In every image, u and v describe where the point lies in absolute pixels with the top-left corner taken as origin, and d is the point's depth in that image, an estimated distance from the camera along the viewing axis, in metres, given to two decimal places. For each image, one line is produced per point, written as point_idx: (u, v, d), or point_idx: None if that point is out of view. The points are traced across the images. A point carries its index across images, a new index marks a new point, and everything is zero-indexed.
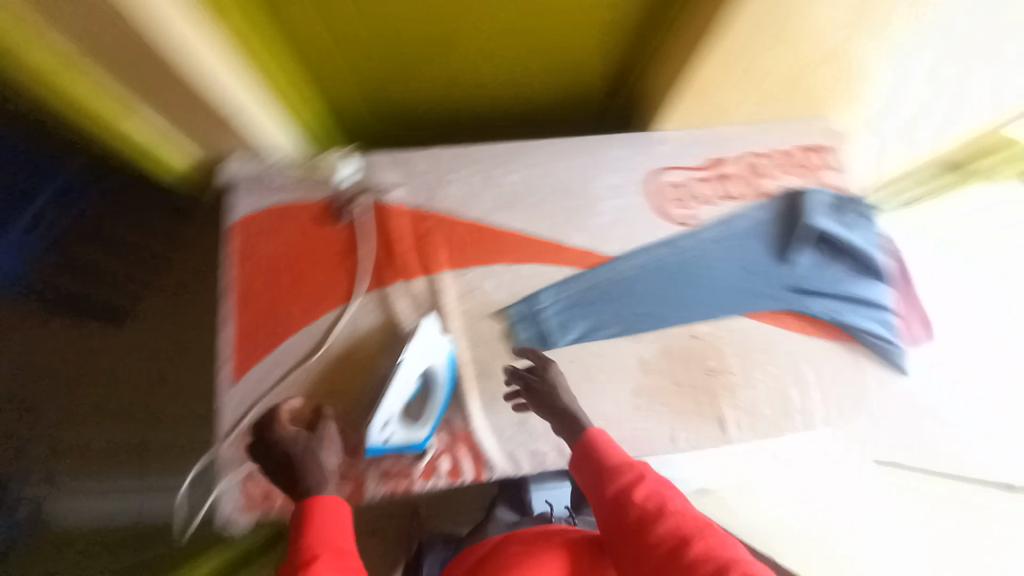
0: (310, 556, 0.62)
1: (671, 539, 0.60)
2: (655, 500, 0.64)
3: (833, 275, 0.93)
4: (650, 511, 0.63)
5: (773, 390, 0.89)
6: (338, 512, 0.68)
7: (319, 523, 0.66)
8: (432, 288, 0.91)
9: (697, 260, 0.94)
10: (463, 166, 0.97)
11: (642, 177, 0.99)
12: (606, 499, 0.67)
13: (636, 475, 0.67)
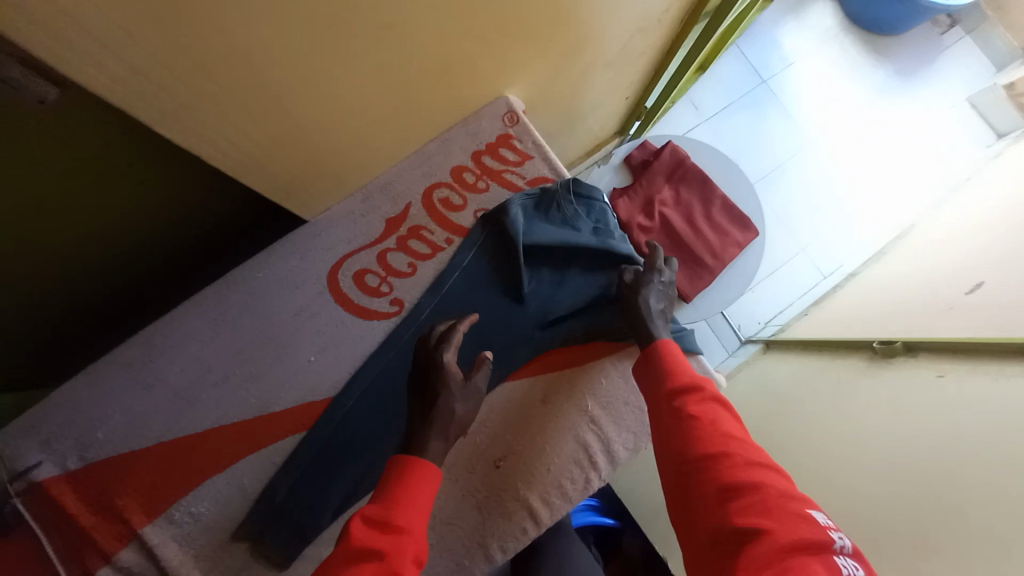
0: (400, 525, 0.53)
1: (729, 497, 0.54)
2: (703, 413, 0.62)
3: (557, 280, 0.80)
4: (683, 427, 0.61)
5: (544, 437, 0.77)
6: (430, 469, 0.59)
7: (410, 483, 0.57)
8: (144, 554, 0.73)
9: (401, 345, 0.77)
10: (104, 389, 0.76)
11: (321, 284, 0.78)
12: (678, 420, 0.62)
13: (703, 395, 0.64)
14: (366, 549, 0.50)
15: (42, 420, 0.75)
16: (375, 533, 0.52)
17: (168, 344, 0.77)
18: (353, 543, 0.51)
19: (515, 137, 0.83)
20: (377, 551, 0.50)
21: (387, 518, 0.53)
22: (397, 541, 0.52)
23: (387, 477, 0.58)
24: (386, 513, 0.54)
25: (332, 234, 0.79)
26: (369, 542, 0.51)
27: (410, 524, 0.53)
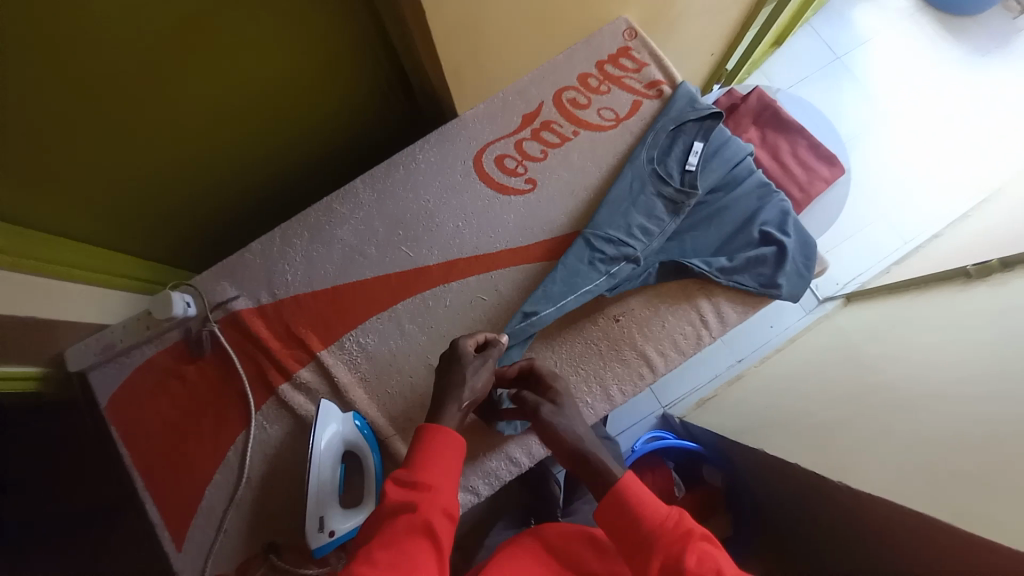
0: (428, 482, 0.63)
1: None
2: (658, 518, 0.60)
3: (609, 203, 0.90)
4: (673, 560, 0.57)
5: (652, 295, 0.88)
6: (451, 437, 0.68)
7: (434, 453, 0.66)
8: (320, 373, 0.88)
9: (538, 210, 0.93)
10: (292, 245, 0.93)
11: (472, 163, 0.95)
12: None
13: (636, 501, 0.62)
14: (398, 505, 0.61)
15: (241, 265, 0.92)
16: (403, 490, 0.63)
17: (348, 202, 0.94)
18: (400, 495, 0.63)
19: (634, 49, 0.97)
20: (407, 504, 0.61)
21: (414, 479, 0.63)
22: (425, 496, 0.62)
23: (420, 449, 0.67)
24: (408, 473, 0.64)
25: (478, 118, 0.96)
26: (401, 499, 0.62)
27: (432, 480, 0.63)
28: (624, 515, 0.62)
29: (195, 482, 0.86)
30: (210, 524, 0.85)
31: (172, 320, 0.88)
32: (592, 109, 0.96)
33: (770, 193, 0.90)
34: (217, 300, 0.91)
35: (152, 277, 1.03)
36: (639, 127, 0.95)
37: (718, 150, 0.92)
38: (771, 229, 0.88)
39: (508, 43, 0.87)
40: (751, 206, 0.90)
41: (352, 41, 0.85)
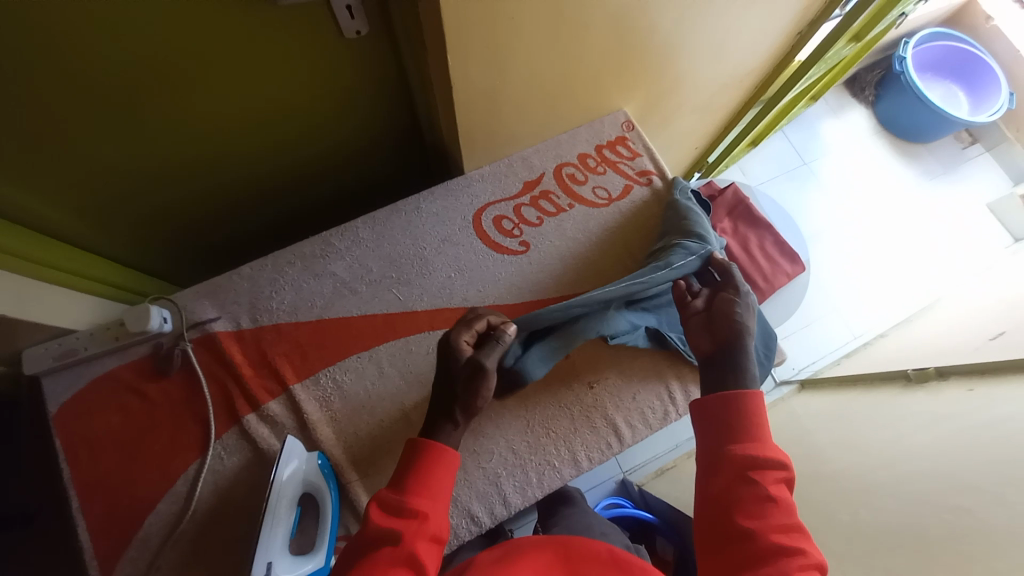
0: (418, 509, 0.65)
1: None
2: (767, 469, 0.62)
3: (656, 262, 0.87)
4: (758, 507, 0.59)
5: (624, 369, 0.92)
6: (446, 455, 0.70)
7: (425, 473, 0.68)
8: (290, 407, 0.87)
9: (527, 272, 0.98)
10: (283, 274, 0.94)
11: (470, 219, 1.00)
12: None
13: (752, 446, 0.64)
14: (386, 531, 0.62)
15: (227, 286, 0.92)
16: (393, 516, 0.64)
17: (344, 241, 0.97)
18: (387, 521, 0.64)
19: (631, 140, 1.07)
20: (395, 533, 0.62)
21: (404, 504, 0.65)
22: (415, 523, 0.63)
23: (410, 469, 0.68)
24: (398, 497, 0.66)
25: (482, 179, 1.02)
26: (387, 527, 0.63)
27: (424, 506, 0.65)
28: (732, 410, 0.67)
29: (135, 508, 0.82)
30: (141, 557, 0.79)
31: (144, 333, 0.86)
32: (588, 187, 1.04)
33: None
34: (196, 319, 0.90)
35: (129, 285, 1.01)
36: (629, 208, 1.03)
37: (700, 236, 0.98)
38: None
39: (519, 120, 0.95)
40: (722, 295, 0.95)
41: (377, 95, 0.91)
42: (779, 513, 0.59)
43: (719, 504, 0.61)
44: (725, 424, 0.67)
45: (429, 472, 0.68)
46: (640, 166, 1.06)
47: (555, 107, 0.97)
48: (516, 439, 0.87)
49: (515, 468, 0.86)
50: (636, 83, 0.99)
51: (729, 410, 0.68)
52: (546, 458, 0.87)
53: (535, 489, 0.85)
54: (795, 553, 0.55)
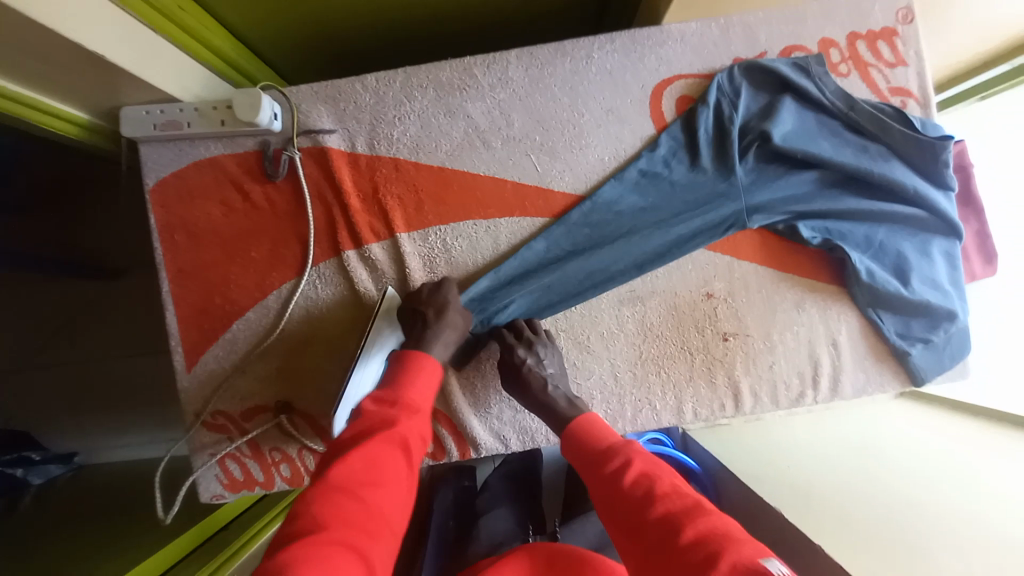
0: (399, 414, 0.58)
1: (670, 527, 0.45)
2: (637, 479, 0.51)
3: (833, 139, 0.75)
4: (644, 496, 0.49)
5: (767, 331, 0.77)
6: (428, 359, 0.65)
7: (415, 374, 0.63)
8: (393, 256, 0.77)
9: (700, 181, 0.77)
10: (412, 97, 0.77)
11: (651, 91, 0.77)
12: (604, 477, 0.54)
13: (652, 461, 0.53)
14: (376, 419, 0.57)
15: (348, 95, 0.77)
16: (382, 412, 0.58)
17: (490, 76, 0.77)
18: (369, 418, 0.57)
19: (901, 37, 0.76)
20: (381, 424, 0.57)
21: (392, 400, 0.60)
22: (403, 416, 0.58)
23: (401, 363, 0.64)
24: (389, 397, 0.60)
25: (682, 39, 0.76)
26: (376, 417, 0.58)
27: (417, 404, 0.60)
28: (594, 443, 0.58)
29: (225, 309, 0.78)
30: (228, 357, 0.79)
31: (252, 126, 0.74)
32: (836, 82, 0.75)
33: (905, 272, 0.74)
34: (308, 125, 0.76)
35: (241, 66, 0.87)
36: (876, 163, 0.74)
37: (878, 211, 0.74)
38: (913, 343, 0.75)
39: None
40: (898, 265, 0.74)
41: None
42: (654, 512, 0.47)
43: (646, 546, 0.45)
44: (593, 453, 0.57)
45: (410, 376, 0.62)
46: (898, 79, 0.76)
47: None
48: (621, 369, 0.77)
49: (613, 396, 0.77)
50: None
51: (611, 436, 0.59)
52: (648, 399, 0.77)
53: (628, 422, 0.77)
54: (691, 535, 0.43)
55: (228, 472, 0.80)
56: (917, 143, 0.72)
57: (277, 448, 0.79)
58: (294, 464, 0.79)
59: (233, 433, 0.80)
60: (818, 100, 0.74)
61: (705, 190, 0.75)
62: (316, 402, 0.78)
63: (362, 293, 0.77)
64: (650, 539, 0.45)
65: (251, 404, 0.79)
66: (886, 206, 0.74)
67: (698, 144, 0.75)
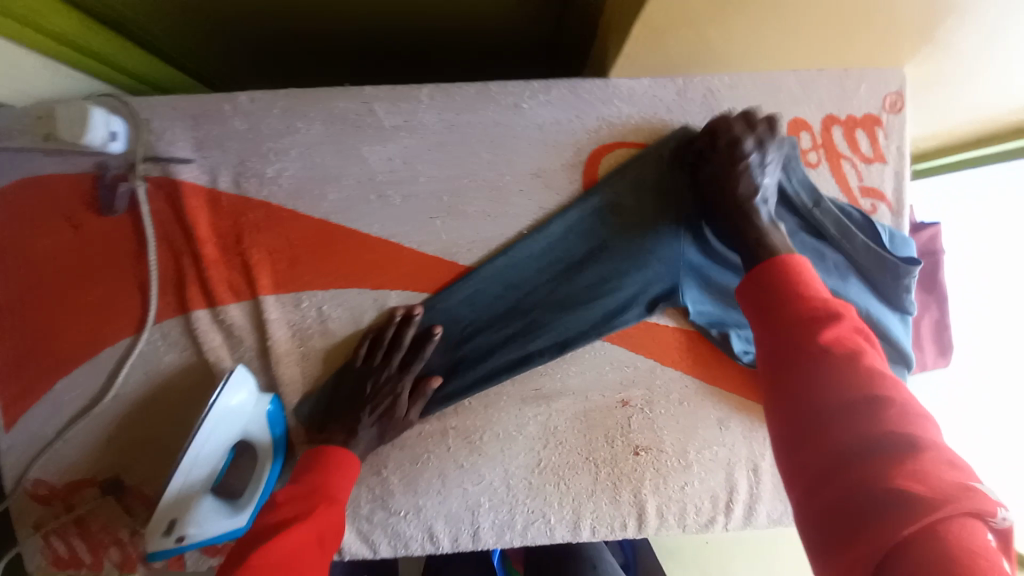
0: (313, 508, 0.53)
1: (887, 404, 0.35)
2: (854, 348, 0.39)
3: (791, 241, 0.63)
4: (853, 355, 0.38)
5: (682, 450, 0.68)
6: (346, 451, 0.60)
7: (329, 462, 0.58)
8: (255, 320, 0.64)
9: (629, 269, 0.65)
10: (293, 129, 0.62)
11: (586, 157, 0.64)
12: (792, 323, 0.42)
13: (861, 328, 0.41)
14: (283, 519, 0.51)
15: (212, 118, 0.62)
16: (292, 507, 0.53)
17: (393, 114, 0.62)
18: (272, 519, 0.51)
19: (884, 127, 0.65)
20: (287, 522, 0.51)
21: (305, 493, 0.55)
22: (315, 509, 0.53)
23: (308, 456, 0.59)
24: (304, 491, 0.55)
25: (630, 99, 0.63)
26: (284, 516, 0.52)
27: (331, 495, 0.55)
28: (792, 283, 0.44)
29: (47, 362, 0.64)
30: (50, 418, 0.65)
31: (81, 146, 0.59)
32: (805, 170, 0.64)
33: None
34: (158, 150, 0.61)
35: (121, 63, 0.69)
36: (831, 278, 0.63)
37: None
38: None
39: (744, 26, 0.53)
40: None
41: None
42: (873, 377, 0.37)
43: (869, 452, 0.33)
44: (785, 296, 0.44)
45: (321, 465, 0.58)
46: (873, 175, 0.65)
47: (814, 25, 0.54)
48: (512, 477, 0.67)
49: (502, 505, 0.67)
50: (973, 36, 0.54)
51: (806, 281, 0.44)
52: (541, 512, 0.68)
53: (515, 536, 0.68)
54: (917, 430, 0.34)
55: (49, 550, 0.67)
56: (881, 262, 0.63)
57: (108, 529, 0.67)
58: (127, 549, 0.67)
59: (57, 505, 0.66)
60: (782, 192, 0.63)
61: (625, 274, 0.64)
62: (152, 482, 0.65)
63: (211, 361, 0.63)
64: (875, 440, 0.33)
65: (77, 475, 0.66)
66: None
67: (631, 228, 0.64)
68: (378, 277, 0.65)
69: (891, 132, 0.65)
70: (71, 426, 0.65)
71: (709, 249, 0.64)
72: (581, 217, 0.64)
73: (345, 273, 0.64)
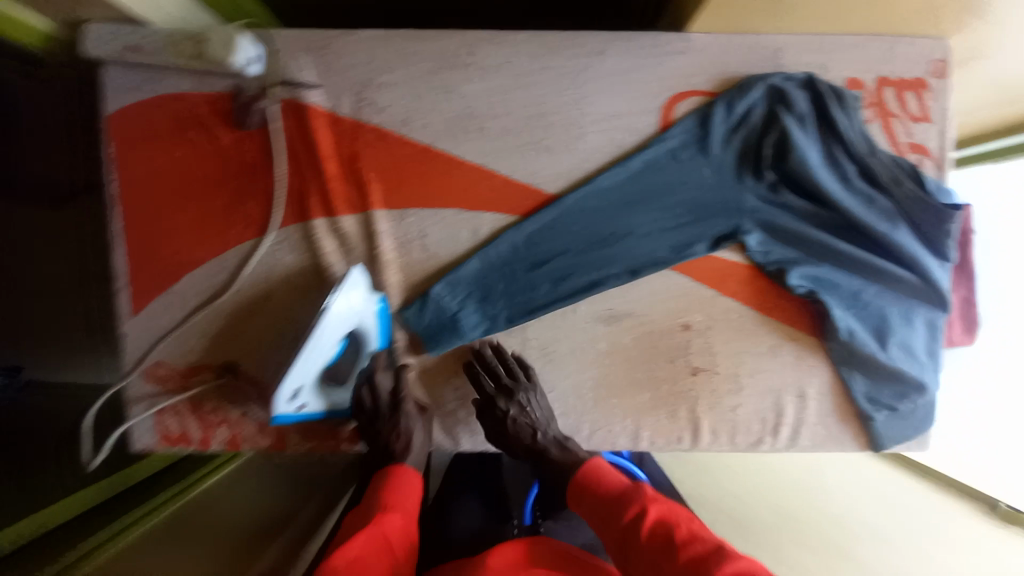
0: (381, 512, 0.57)
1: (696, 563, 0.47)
2: (666, 529, 0.52)
3: (845, 185, 0.71)
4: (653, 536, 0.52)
5: (735, 374, 0.75)
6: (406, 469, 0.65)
7: (395, 482, 0.63)
8: (365, 231, 0.73)
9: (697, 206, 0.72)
10: (407, 64, 0.71)
11: (664, 102, 0.71)
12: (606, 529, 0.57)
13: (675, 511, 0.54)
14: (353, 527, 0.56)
15: (336, 49, 0.70)
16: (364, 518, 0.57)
17: (495, 55, 0.70)
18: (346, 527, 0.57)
19: (931, 90, 0.73)
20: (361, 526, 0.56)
21: (377, 501, 0.59)
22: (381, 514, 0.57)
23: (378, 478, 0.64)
24: (373, 501, 0.59)
25: (706, 53, 0.71)
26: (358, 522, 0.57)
27: (393, 502, 0.59)
28: (599, 490, 0.60)
29: (177, 260, 0.73)
30: (176, 310, 0.74)
31: (227, 67, 0.67)
32: (864, 123, 0.71)
33: (886, 336, 0.73)
34: (289, 75, 0.70)
35: None
36: (880, 221, 0.71)
37: (872, 272, 0.72)
38: (879, 409, 0.74)
39: None
40: (881, 327, 0.73)
41: None
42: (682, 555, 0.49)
43: None
44: (598, 501, 0.59)
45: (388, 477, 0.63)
46: (920, 133, 0.73)
47: None
48: (581, 389, 0.75)
49: (569, 411, 0.76)
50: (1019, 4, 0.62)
51: (611, 481, 0.60)
52: (605, 422, 0.76)
53: (580, 442, 0.76)
54: None
55: (164, 424, 0.77)
56: (929, 209, 0.70)
57: (219, 409, 0.76)
58: (235, 428, 0.77)
59: (174, 386, 0.76)
60: (841, 140, 0.71)
61: (692, 209, 0.72)
62: (265, 369, 0.75)
63: (325, 265, 0.72)
64: None
65: (195, 360, 0.75)
66: (884, 265, 0.71)
67: (703, 167, 0.71)
68: (472, 201, 0.73)
69: (938, 92, 0.72)
70: (198, 315, 0.74)
71: (777, 190, 0.71)
72: (657, 155, 0.71)
73: (444, 196, 0.73)
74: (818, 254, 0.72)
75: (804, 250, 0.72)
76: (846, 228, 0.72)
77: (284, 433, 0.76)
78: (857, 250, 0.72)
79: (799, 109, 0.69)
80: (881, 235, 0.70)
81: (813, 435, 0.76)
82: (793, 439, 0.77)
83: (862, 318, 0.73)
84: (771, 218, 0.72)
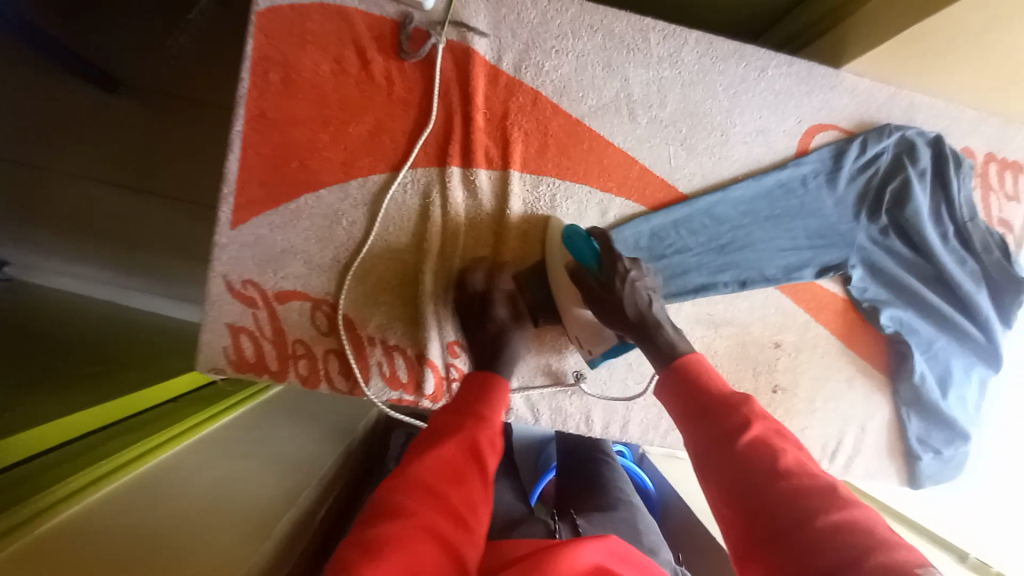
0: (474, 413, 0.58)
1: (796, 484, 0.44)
2: (774, 446, 0.48)
3: (943, 241, 0.77)
4: (761, 455, 0.47)
5: (809, 399, 0.79)
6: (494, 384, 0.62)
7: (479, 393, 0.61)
8: (497, 189, 0.71)
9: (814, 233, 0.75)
10: (577, 34, 0.70)
11: (804, 130, 0.75)
12: (703, 427, 0.52)
13: (779, 430, 0.50)
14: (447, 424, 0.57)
15: (513, 2, 0.69)
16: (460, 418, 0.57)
17: (661, 47, 0.71)
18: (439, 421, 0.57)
19: None
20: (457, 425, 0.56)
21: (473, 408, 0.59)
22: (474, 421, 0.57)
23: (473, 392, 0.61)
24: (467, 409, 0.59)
25: (850, 94, 0.75)
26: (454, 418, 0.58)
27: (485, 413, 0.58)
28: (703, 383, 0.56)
29: (294, 176, 0.69)
30: (281, 229, 0.69)
31: None
32: (969, 189, 0.77)
33: (947, 385, 0.79)
34: (461, 17, 0.68)
35: None
36: (967, 280, 0.77)
37: (949, 324, 0.78)
38: (926, 450, 0.80)
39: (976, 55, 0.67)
40: (945, 376, 0.79)
41: None
42: (785, 476, 0.45)
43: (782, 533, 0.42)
44: (699, 396, 0.54)
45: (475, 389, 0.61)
46: (1010, 209, 0.80)
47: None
48: None
49: (653, 407, 0.76)
50: None
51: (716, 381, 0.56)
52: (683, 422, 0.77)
53: (656, 438, 0.77)
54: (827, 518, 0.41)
55: (238, 346, 0.70)
56: (1010, 278, 0.77)
57: (302, 341, 0.71)
58: (316, 365, 0.71)
59: (260, 310, 0.70)
60: (949, 199, 0.76)
61: (809, 235, 0.75)
62: (363, 308, 0.71)
63: (452, 213, 0.70)
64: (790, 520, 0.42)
65: (291, 285, 0.70)
66: (961, 321, 0.77)
67: (827, 198, 0.75)
68: (608, 184, 0.73)
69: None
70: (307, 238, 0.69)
71: (885, 233, 0.76)
72: (790, 178, 0.74)
73: (582, 172, 0.73)
74: (907, 298, 0.78)
75: (895, 292, 0.78)
76: (935, 281, 0.78)
77: (369, 377, 0.72)
78: (941, 301, 0.77)
79: (921, 163, 0.75)
80: (965, 292, 0.76)
81: (862, 466, 0.81)
82: (843, 467, 0.81)
83: (930, 366, 0.79)
84: (875, 259, 0.76)
